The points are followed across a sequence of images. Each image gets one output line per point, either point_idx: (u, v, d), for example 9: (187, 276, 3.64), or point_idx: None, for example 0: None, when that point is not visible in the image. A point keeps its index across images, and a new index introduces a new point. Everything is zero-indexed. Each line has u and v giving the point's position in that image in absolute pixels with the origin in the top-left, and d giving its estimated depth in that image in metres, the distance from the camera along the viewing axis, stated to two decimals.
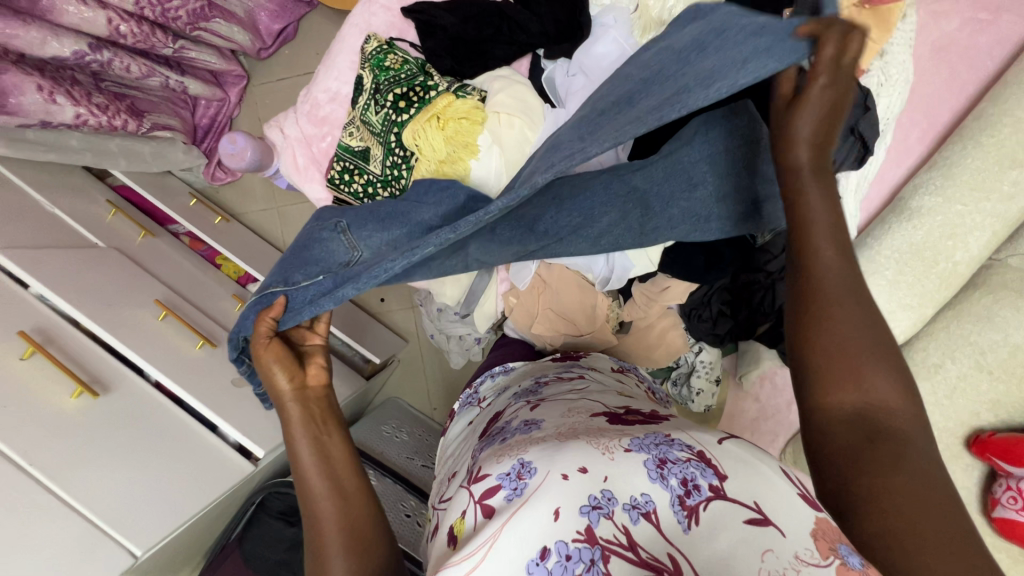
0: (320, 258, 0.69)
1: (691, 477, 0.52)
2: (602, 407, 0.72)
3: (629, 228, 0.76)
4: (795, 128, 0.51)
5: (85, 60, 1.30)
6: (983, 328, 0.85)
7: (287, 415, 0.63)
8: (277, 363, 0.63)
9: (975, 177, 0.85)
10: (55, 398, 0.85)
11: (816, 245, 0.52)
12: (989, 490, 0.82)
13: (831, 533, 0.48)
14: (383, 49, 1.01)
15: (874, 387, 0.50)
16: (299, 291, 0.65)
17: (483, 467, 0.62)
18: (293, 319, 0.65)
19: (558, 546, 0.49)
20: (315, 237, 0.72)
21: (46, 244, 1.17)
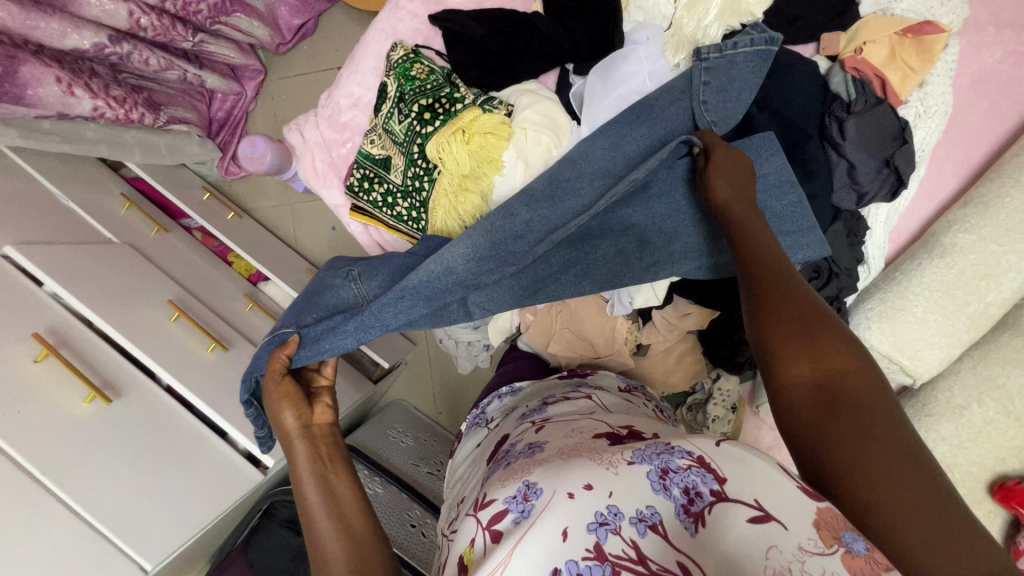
0: (332, 303, 0.78)
1: (692, 485, 0.52)
2: (605, 427, 0.70)
3: (631, 266, 0.83)
4: (713, 180, 0.69)
5: (104, 52, 1.28)
6: (1012, 372, 0.83)
7: (296, 452, 0.63)
8: (285, 400, 0.66)
9: (1011, 217, 0.83)
10: (67, 402, 0.84)
11: (753, 246, 0.63)
12: (1011, 538, 0.80)
13: (834, 521, 0.47)
14: (409, 58, 0.99)
15: (831, 358, 0.53)
16: (310, 330, 0.72)
17: (489, 491, 0.61)
18: (306, 355, 0.71)
19: (568, 566, 0.47)
20: (328, 284, 0.80)
21: (59, 238, 1.16)
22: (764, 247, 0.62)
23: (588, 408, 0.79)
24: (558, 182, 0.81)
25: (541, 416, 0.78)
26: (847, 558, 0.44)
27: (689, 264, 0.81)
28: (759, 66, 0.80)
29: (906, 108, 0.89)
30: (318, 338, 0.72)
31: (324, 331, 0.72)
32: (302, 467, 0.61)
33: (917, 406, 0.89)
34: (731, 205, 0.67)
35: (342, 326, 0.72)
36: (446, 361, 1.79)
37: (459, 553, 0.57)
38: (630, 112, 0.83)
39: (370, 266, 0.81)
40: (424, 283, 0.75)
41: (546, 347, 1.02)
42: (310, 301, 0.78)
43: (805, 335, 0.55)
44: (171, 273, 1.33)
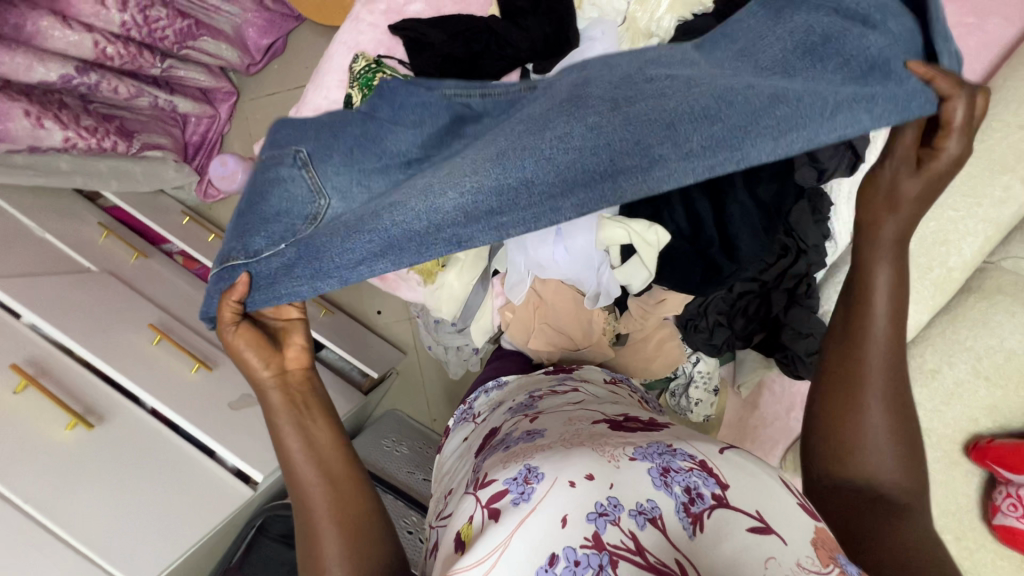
0: (281, 208, 0.60)
1: (694, 485, 0.54)
2: (602, 415, 0.72)
3: None
4: (899, 186, 0.55)
5: (72, 83, 1.29)
6: (978, 334, 0.85)
7: (268, 398, 0.59)
8: (246, 340, 0.57)
9: (965, 182, 0.85)
10: (49, 430, 0.85)
11: (873, 316, 0.57)
12: (989, 496, 0.82)
13: (830, 542, 0.51)
14: (371, 68, 1.00)
15: (885, 467, 0.56)
16: (260, 259, 0.58)
17: (489, 473, 0.61)
18: (261, 301, 0.58)
19: (567, 552, 0.50)
20: (274, 177, 0.61)
21: (37, 270, 1.17)
22: (887, 317, 0.57)
23: (578, 399, 0.80)
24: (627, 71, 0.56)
25: (535, 409, 0.78)
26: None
27: None
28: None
29: None
30: (266, 274, 0.57)
31: (275, 268, 0.57)
32: (278, 411, 0.58)
33: None
34: (884, 241, 0.57)
35: (298, 266, 0.57)
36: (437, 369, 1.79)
37: (457, 529, 0.57)
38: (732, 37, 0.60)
39: (325, 149, 0.62)
40: (400, 223, 0.52)
41: (526, 343, 1.01)
42: (252, 193, 0.62)
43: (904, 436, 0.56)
44: (152, 298, 1.34)
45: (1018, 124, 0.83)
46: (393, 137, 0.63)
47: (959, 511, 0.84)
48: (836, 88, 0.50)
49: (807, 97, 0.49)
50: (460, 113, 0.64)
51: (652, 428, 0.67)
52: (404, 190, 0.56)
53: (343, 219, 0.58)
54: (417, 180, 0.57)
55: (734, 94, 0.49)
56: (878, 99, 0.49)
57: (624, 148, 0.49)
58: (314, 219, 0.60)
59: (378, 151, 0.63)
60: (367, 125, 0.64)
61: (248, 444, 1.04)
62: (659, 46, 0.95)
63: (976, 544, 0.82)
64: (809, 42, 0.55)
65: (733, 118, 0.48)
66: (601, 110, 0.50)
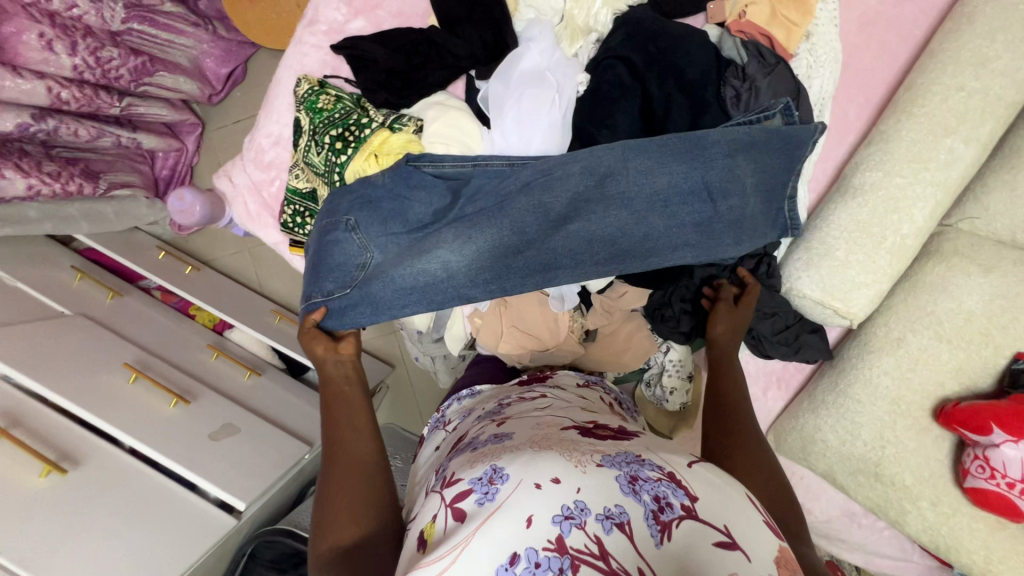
0: (339, 261, 0.85)
1: (663, 495, 0.52)
2: (571, 421, 0.68)
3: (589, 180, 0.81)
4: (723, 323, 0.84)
5: (30, 131, 1.30)
6: (937, 298, 0.85)
7: (326, 372, 0.75)
8: (313, 338, 0.77)
9: (911, 148, 0.85)
10: (23, 479, 0.86)
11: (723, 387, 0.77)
12: (960, 459, 0.82)
13: (792, 563, 0.52)
14: (315, 91, 1.01)
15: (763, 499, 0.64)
16: (332, 299, 0.83)
17: (455, 471, 0.60)
18: (336, 322, 0.82)
19: (528, 553, 0.48)
20: (331, 238, 0.86)
21: (10, 319, 1.18)
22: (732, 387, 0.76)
23: (548, 404, 0.75)
24: (596, 166, 0.81)
25: (503, 414, 0.73)
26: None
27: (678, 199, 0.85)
28: (800, 156, 0.85)
29: (797, 62, 0.91)
30: (335, 308, 0.83)
31: (341, 306, 0.83)
32: (333, 377, 0.74)
33: (859, 345, 0.91)
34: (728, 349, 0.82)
35: (359, 304, 0.83)
36: (426, 379, 1.79)
37: (420, 528, 0.56)
38: (684, 139, 0.81)
39: (367, 217, 0.86)
40: (426, 281, 0.83)
41: (497, 348, 1.01)
42: (318, 244, 0.87)
43: (763, 473, 0.65)
44: (130, 336, 1.34)
45: (955, 86, 0.83)
46: (412, 209, 0.87)
47: (933, 477, 0.84)
48: (686, 224, 0.82)
49: (655, 235, 0.83)
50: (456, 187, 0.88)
51: (623, 435, 0.64)
52: (422, 254, 0.83)
53: (384, 270, 0.84)
54: (431, 242, 0.84)
55: (620, 228, 0.82)
56: (702, 244, 0.83)
57: (554, 256, 0.83)
58: (363, 266, 0.85)
59: (403, 220, 0.87)
60: (394, 204, 0.87)
61: (230, 474, 1.04)
62: (598, 41, 0.97)
63: (952, 508, 0.83)
64: (724, 178, 0.81)
65: (605, 255, 0.83)
66: (564, 208, 0.83)
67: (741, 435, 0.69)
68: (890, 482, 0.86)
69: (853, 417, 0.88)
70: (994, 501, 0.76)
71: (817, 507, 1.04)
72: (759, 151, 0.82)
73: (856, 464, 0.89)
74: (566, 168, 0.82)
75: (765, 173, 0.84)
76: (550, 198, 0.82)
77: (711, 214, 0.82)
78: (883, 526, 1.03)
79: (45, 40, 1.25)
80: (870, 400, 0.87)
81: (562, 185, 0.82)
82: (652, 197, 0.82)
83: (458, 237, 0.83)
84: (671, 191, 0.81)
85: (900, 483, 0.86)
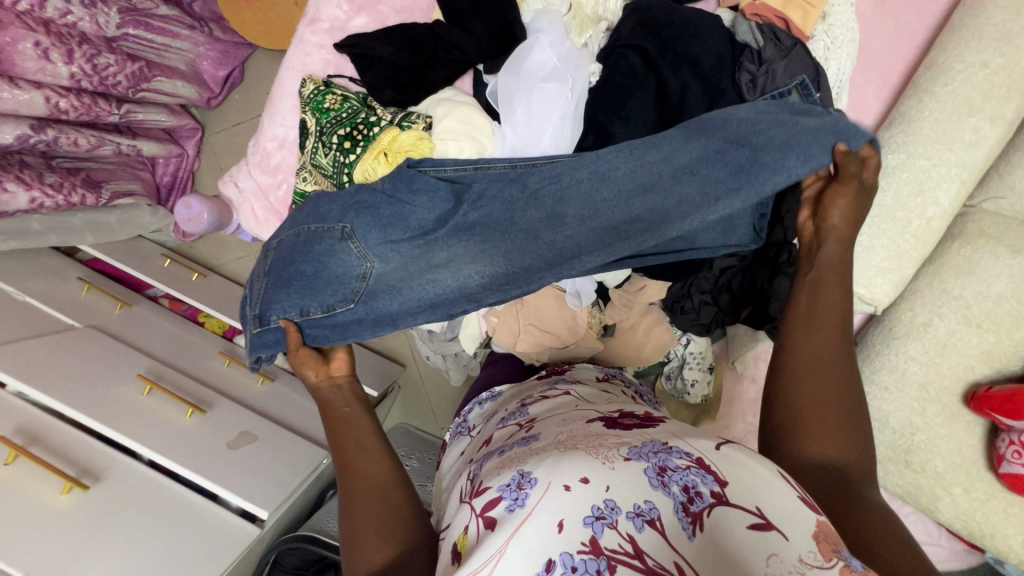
0: (337, 273, 0.76)
1: (691, 484, 0.50)
2: (596, 413, 0.65)
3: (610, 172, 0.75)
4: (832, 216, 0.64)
5: (30, 143, 1.28)
6: (965, 281, 0.83)
7: (322, 399, 0.68)
8: (304, 358, 0.70)
9: (934, 129, 0.83)
10: (45, 497, 0.86)
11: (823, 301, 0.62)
12: (993, 444, 0.81)
13: (833, 536, 0.47)
14: (320, 90, 0.99)
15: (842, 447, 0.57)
16: (333, 314, 0.75)
17: (483, 480, 0.58)
18: (320, 337, 0.74)
19: (563, 558, 0.46)
20: (323, 248, 0.77)
21: (21, 334, 1.17)
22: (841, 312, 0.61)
23: (570, 401, 0.72)
24: (603, 165, 0.75)
25: (527, 414, 0.71)
26: (845, 571, 0.44)
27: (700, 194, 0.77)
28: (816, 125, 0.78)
29: (814, 43, 0.88)
30: (337, 323, 0.75)
31: (345, 321, 0.75)
32: (331, 404, 0.67)
33: (884, 331, 0.89)
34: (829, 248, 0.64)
35: (364, 321, 0.76)
36: (437, 378, 1.78)
37: (453, 541, 0.54)
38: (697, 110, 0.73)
39: (364, 223, 0.77)
40: (437, 292, 0.77)
41: (515, 347, 0.99)
42: (309, 253, 0.77)
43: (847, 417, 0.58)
44: (141, 346, 1.33)
45: (979, 63, 0.81)
46: (414, 213, 0.78)
47: (965, 463, 0.83)
48: (721, 188, 0.71)
49: (687, 203, 0.73)
50: (459, 192, 0.79)
51: (648, 423, 0.61)
52: (432, 266, 0.76)
53: (388, 283, 0.76)
54: (438, 250, 0.76)
55: (643, 210, 0.74)
56: (742, 193, 0.70)
57: (576, 248, 0.75)
58: (364, 278, 0.76)
59: (404, 225, 0.78)
60: (393, 206, 0.78)
61: (249, 483, 1.03)
62: (609, 29, 0.95)
63: (985, 494, 0.82)
64: (752, 129, 0.70)
65: (634, 235, 0.74)
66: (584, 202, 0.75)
67: (837, 364, 0.59)
68: (920, 469, 0.85)
69: (880, 405, 0.87)
70: None
71: None
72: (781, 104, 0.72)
73: (884, 451, 0.88)
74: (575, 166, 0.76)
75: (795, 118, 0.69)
76: (562, 201, 0.75)
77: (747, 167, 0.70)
78: (909, 511, 1.03)
79: (41, 49, 1.22)
80: (897, 387, 0.86)
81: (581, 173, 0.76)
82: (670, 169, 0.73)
83: (470, 245, 0.76)
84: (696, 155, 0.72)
85: (931, 470, 0.85)
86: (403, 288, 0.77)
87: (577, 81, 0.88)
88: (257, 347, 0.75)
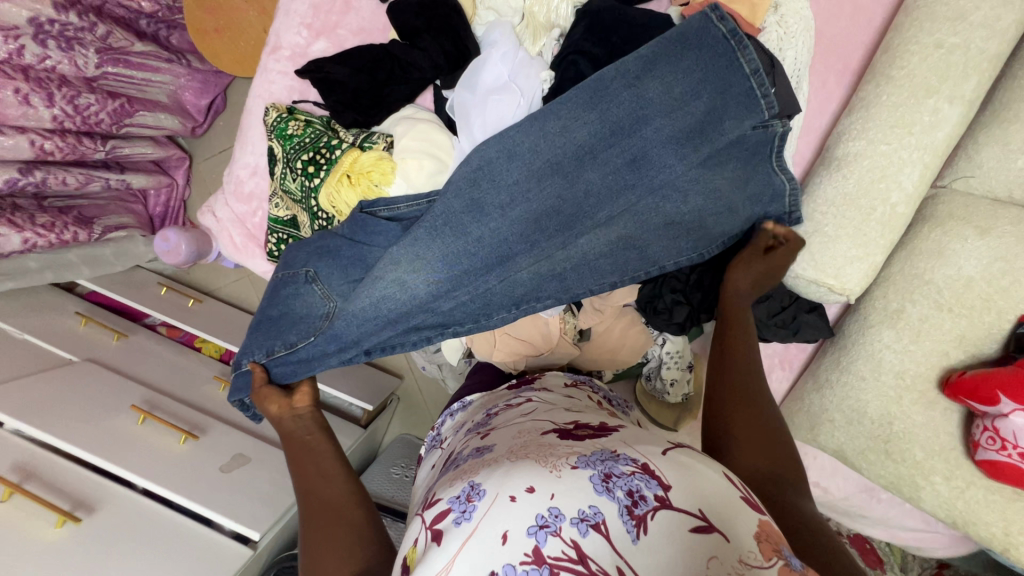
0: (302, 313, 0.86)
1: (636, 488, 0.51)
2: (552, 424, 0.65)
3: (540, 177, 0.82)
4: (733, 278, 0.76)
5: (19, 185, 1.32)
6: (935, 265, 0.82)
7: (285, 429, 0.73)
8: (267, 396, 0.77)
9: (893, 113, 0.81)
10: (41, 533, 0.89)
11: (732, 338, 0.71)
12: (970, 430, 0.80)
13: (773, 536, 0.50)
14: (284, 117, 1.01)
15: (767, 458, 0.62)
16: (296, 350, 0.84)
17: (437, 492, 0.58)
18: (289, 374, 0.83)
19: (506, 570, 0.46)
20: (293, 292, 0.87)
21: (20, 372, 1.21)
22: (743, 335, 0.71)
23: (533, 409, 0.73)
24: (509, 147, 0.83)
25: (488, 426, 0.72)
26: (784, 569, 0.46)
27: (632, 195, 0.81)
28: (763, 99, 0.78)
29: (767, 35, 0.87)
30: (302, 359, 0.84)
31: (309, 354, 0.84)
32: (293, 431, 0.73)
33: (859, 320, 0.89)
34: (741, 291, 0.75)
35: (328, 351, 0.84)
36: (435, 388, 1.79)
37: (404, 555, 0.55)
38: (586, 89, 0.81)
39: (327, 266, 0.87)
40: (388, 307, 0.83)
41: (492, 356, 0.98)
42: (278, 298, 0.88)
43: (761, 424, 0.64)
44: (138, 376, 1.36)
45: (934, 43, 0.79)
46: (371, 253, 0.88)
47: (944, 450, 0.82)
48: (620, 171, 0.81)
49: (594, 190, 0.82)
50: (407, 223, 0.88)
51: (602, 433, 0.62)
52: (373, 283, 0.83)
53: (346, 312, 0.84)
54: (377, 268, 0.83)
55: (556, 195, 0.82)
56: (638, 185, 0.81)
57: (505, 243, 0.83)
58: (327, 316, 0.86)
59: (362, 264, 0.88)
60: (350, 246, 0.88)
61: (243, 505, 1.06)
62: (562, 36, 0.94)
63: (966, 481, 0.80)
64: (640, 108, 0.79)
65: (553, 226, 0.83)
66: (508, 198, 0.83)
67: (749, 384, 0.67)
68: (900, 459, 0.84)
69: (858, 395, 0.86)
70: (1008, 473, 0.74)
71: (834, 486, 1.03)
72: (670, 64, 0.79)
73: (864, 442, 0.87)
74: (485, 156, 0.84)
75: (674, 94, 0.78)
76: (480, 193, 0.83)
77: (644, 155, 0.80)
78: (902, 500, 1.01)
79: (21, 95, 1.24)
80: (873, 376, 0.85)
81: (503, 166, 0.83)
82: (572, 153, 0.81)
83: (414, 256, 0.83)
84: (589, 144, 0.81)
85: (911, 459, 0.83)
86: (359, 312, 0.83)
87: (527, 91, 0.89)
88: (236, 391, 0.83)
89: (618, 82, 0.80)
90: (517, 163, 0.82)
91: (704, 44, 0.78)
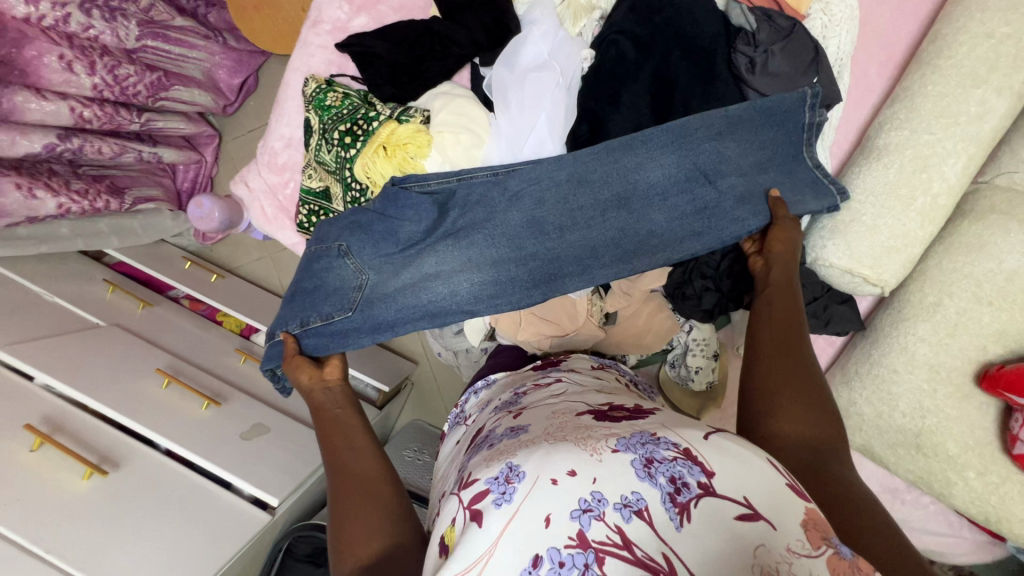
0: (335, 285, 0.87)
1: (679, 474, 0.50)
2: (586, 406, 0.65)
3: (605, 209, 0.85)
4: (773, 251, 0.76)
5: (57, 151, 1.34)
6: (976, 259, 0.80)
7: (315, 402, 0.74)
8: (300, 367, 0.77)
9: (938, 102, 0.80)
10: (68, 483, 0.90)
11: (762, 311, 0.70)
12: (1007, 425, 0.79)
13: (821, 522, 0.49)
14: (322, 88, 1.02)
15: (812, 421, 0.59)
16: (331, 322, 0.85)
17: (471, 472, 0.58)
18: (322, 347, 0.84)
19: (550, 553, 0.47)
20: (326, 264, 0.88)
21: (48, 332, 1.23)
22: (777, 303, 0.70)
23: (562, 390, 0.73)
24: (582, 172, 0.86)
25: (519, 405, 0.71)
26: (833, 560, 0.46)
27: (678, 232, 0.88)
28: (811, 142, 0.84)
29: (811, 22, 0.87)
30: (335, 332, 0.85)
31: (344, 328, 0.85)
32: (323, 405, 0.73)
33: (892, 313, 0.87)
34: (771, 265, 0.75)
35: (362, 329, 0.85)
36: (450, 374, 1.80)
37: (440, 533, 0.55)
38: (669, 131, 0.83)
39: (358, 240, 0.88)
40: (433, 303, 0.86)
41: (516, 336, 0.97)
42: (311, 270, 0.89)
43: (818, 406, 0.60)
44: (163, 345, 1.38)
45: (984, 33, 0.78)
46: (402, 227, 0.88)
47: (977, 445, 0.81)
48: (689, 212, 0.84)
49: (659, 232, 0.85)
50: (442, 201, 0.89)
51: (638, 415, 0.61)
52: (426, 285, 0.86)
53: (386, 292, 0.86)
54: (428, 265, 0.87)
55: (620, 228, 0.85)
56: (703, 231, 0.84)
57: (558, 262, 0.86)
58: (360, 288, 0.87)
59: (395, 239, 0.88)
60: (384, 222, 0.89)
61: (262, 472, 1.06)
62: (602, 18, 0.94)
63: (1001, 477, 0.79)
64: (717, 161, 0.83)
65: (609, 255, 0.85)
66: (564, 222, 0.86)
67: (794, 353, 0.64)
68: (932, 453, 0.84)
69: (890, 387, 0.85)
70: None
71: None
72: (750, 132, 0.83)
73: (895, 435, 0.86)
74: (555, 176, 0.86)
75: (751, 146, 0.83)
76: (542, 210, 0.86)
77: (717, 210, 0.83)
78: (928, 501, 1.00)
79: (65, 62, 1.28)
80: (907, 369, 0.84)
81: (561, 177, 0.86)
82: (629, 190, 0.85)
83: (462, 256, 0.86)
84: (660, 189, 0.84)
85: (943, 454, 0.83)
86: (406, 312, 0.86)
87: (566, 69, 0.89)
88: (267, 360, 0.84)
89: (702, 135, 0.83)
90: (583, 193, 0.85)
91: (785, 127, 0.83)
